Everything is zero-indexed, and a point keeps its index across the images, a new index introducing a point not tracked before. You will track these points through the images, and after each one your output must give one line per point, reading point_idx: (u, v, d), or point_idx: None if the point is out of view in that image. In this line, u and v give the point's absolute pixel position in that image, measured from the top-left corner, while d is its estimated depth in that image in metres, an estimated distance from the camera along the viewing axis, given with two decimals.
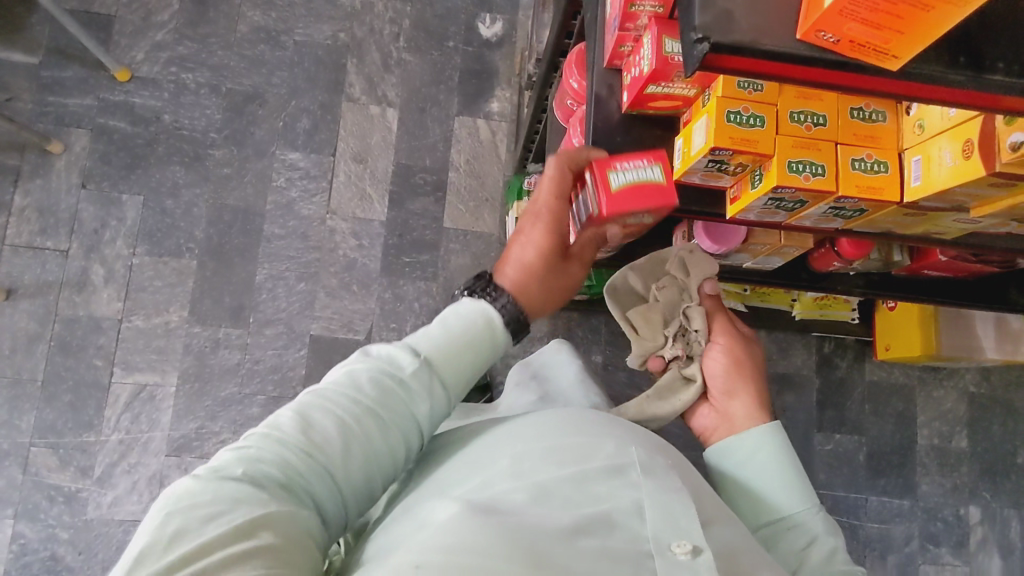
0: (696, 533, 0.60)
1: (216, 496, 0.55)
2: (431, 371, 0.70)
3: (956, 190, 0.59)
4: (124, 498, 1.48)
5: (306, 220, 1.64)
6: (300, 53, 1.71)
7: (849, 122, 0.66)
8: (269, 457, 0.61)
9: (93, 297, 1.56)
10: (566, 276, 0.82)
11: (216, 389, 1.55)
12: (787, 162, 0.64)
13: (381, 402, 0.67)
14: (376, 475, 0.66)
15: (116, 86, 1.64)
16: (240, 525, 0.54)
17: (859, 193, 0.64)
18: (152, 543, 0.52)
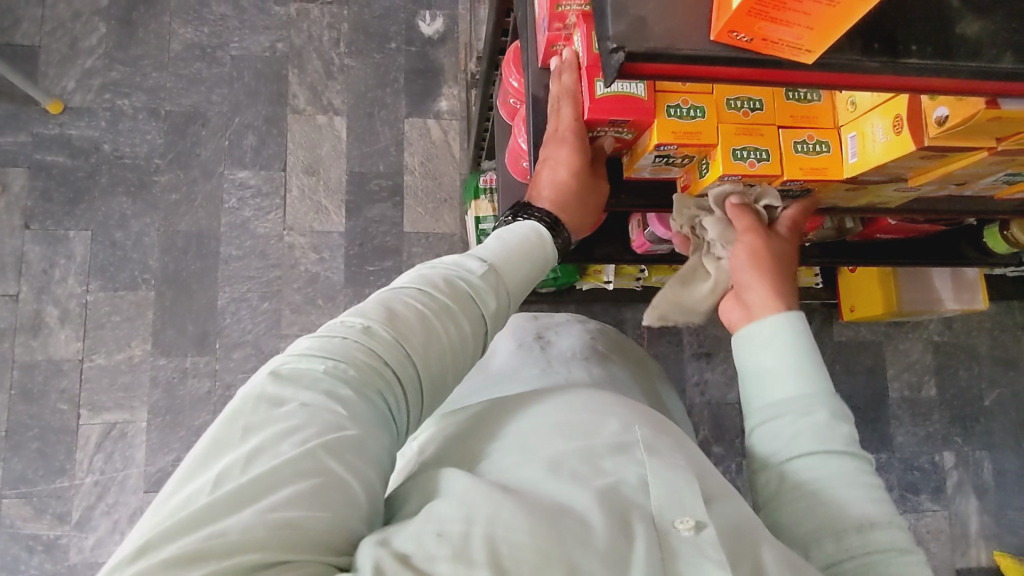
0: (698, 506, 0.53)
1: (294, 409, 0.49)
2: (498, 282, 0.66)
3: (893, 164, 0.60)
4: (106, 539, 1.45)
5: (263, 238, 1.61)
6: (238, 68, 1.67)
7: (785, 104, 0.66)
8: (354, 355, 0.55)
9: (50, 340, 1.52)
10: (599, 186, 0.78)
11: (189, 419, 1.52)
12: (731, 150, 0.64)
13: (461, 307, 0.62)
14: (449, 374, 0.61)
15: (50, 119, 1.58)
16: (317, 446, 0.47)
17: (802, 174, 0.64)
18: (230, 464, 0.46)
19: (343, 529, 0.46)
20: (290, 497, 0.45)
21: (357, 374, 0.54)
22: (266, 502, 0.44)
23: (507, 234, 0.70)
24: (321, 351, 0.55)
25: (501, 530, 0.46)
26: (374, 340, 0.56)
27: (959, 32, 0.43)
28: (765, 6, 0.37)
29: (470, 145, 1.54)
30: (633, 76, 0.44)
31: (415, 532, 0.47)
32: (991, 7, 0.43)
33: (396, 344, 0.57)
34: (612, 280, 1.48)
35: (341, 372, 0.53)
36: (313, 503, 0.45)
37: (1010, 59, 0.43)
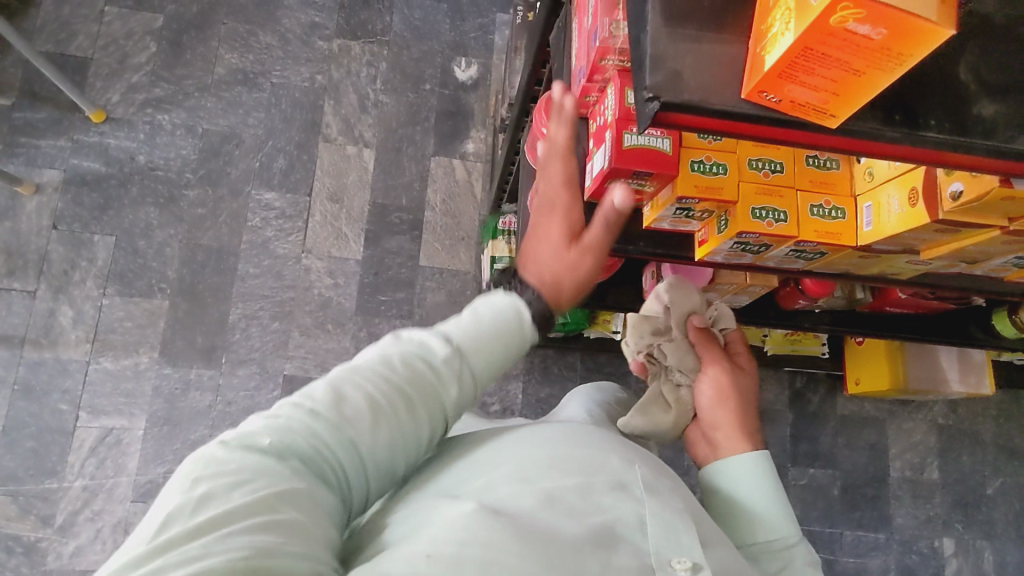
0: (697, 551, 0.54)
1: (241, 467, 0.47)
2: (462, 361, 0.60)
3: (906, 235, 0.62)
4: (86, 547, 1.43)
5: (280, 259, 1.64)
6: (276, 95, 1.73)
7: (804, 169, 0.68)
8: (298, 432, 0.51)
9: (60, 339, 1.53)
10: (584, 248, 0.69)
11: (186, 432, 1.51)
12: (750, 209, 0.66)
13: (418, 386, 0.57)
14: (402, 453, 0.56)
15: (91, 128, 1.64)
16: (271, 498, 0.46)
17: (817, 237, 0.66)
18: (177, 510, 0.44)
19: None
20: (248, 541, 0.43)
21: (306, 447, 0.50)
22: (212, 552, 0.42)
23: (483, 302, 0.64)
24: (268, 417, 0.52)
25: (496, 561, 0.47)
26: (325, 412, 0.52)
27: (976, 112, 0.45)
28: (792, 70, 0.39)
29: (492, 187, 1.58)
30: (665, 125, 0.47)
31: (406, 553, 0.47)
32: (1007, 91, 0.46)
33: (348, 415, 0.53)
34: (621, 331, 1.50)
35: (286, 446, 0.50)
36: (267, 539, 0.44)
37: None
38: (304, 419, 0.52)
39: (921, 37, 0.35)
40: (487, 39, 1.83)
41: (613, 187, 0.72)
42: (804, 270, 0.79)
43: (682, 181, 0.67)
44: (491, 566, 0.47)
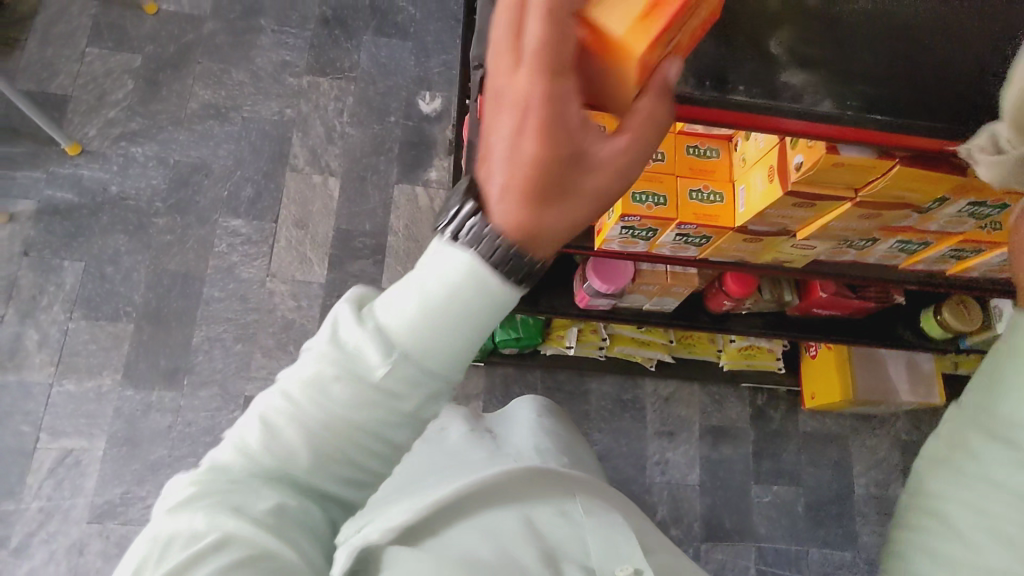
0: (637, 558, 0.66)
1: (186, 537, 0.48)
2: (412, 368, 0.49)
3: (770, 212, 0.66)
4: (39, 569, 1.45)
5: (245, 282, 1.68)
6: (247, 128, 1.81)
7: (684, 158, 0.73)
8: (236, 492, 0.50)
9: (24, 362, 1.57)
10: (607, 191, 0.48)
11: (146, 452, 1.54)
12: (630, 193, 0.71)
13: (358, 407, 0.49)
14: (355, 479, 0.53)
15: (66, 159, 1.71)
16: (216, 539, 0.48)
17: (695, 219, 0.71)
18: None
19: None
20: None
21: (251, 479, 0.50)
22: None
23: (454, 276, 0.47)
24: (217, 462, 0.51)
25: None
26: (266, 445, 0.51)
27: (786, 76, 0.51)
28: (605, 55, 0.48)
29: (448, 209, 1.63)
30: None
31: None
32: (813, 62, 0.51)
33: (300, 438, 0.50)
34: (573, 346, 1.55)
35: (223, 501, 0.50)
36: None
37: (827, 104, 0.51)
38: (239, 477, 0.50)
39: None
40: (451, 74, 1.92)
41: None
42: (701, 259, 0.83)
43: None
44: None
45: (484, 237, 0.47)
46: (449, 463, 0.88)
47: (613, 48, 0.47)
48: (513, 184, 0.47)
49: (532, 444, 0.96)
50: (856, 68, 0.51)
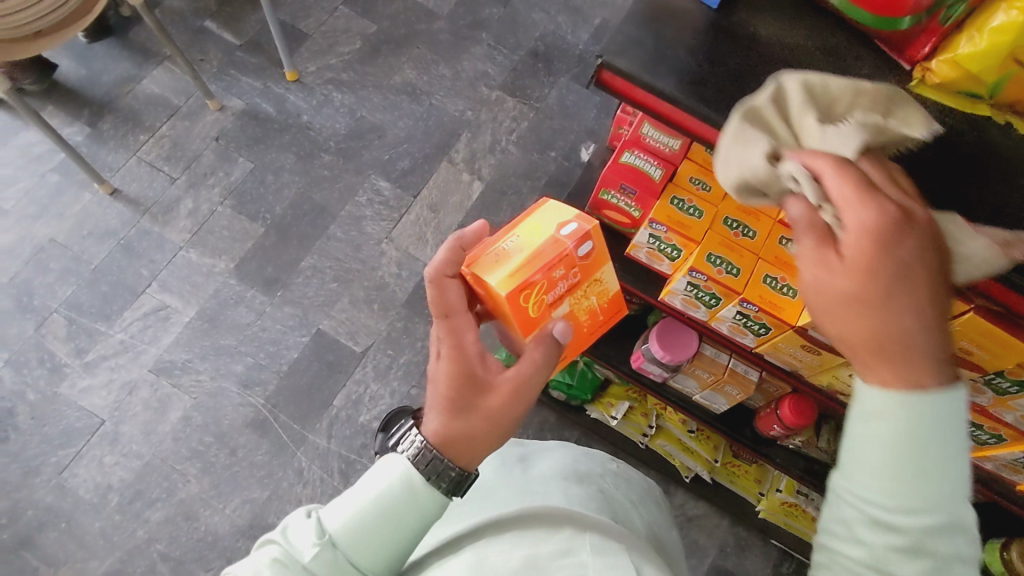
0: None
1: None
2: (341, 552, 0.65)
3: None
4: (95, 389, 1.65)
5: (366, 236, 1.83)
6: (429, 112, 1.97)
7: (775, 245, 0.76)
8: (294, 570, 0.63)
9: (172, 221, 1.81)
10: (497, 416, 0.72)
11: (220, 336, 1.71)
12: (706, 252, 0.76)
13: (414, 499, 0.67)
14: (398, 550, 0.67)
15: (282, 82, 1.98)
16: None
17: (759, 301, 0.73)
18: None
19: None
20: None
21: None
22: None
23: (384, 485, 0.67)
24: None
25: None
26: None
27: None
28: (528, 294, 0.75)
29: None
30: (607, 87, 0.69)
31: None
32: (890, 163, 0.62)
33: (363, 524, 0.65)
34: (617, 419, 1.51)
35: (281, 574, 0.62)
36: None
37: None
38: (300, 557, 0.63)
39: (607, 292, 0.85)
40: None
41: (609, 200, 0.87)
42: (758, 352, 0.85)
43: (659, 205, 0.80)
44: None
45: (419, 457, 0.68)
46: (476, 507, 0.92)
47: (519, 317, 0.75)
48: (444, 395, 0.73)
49: (561, 485, 0.94)
50: (944, 193, 0.61)
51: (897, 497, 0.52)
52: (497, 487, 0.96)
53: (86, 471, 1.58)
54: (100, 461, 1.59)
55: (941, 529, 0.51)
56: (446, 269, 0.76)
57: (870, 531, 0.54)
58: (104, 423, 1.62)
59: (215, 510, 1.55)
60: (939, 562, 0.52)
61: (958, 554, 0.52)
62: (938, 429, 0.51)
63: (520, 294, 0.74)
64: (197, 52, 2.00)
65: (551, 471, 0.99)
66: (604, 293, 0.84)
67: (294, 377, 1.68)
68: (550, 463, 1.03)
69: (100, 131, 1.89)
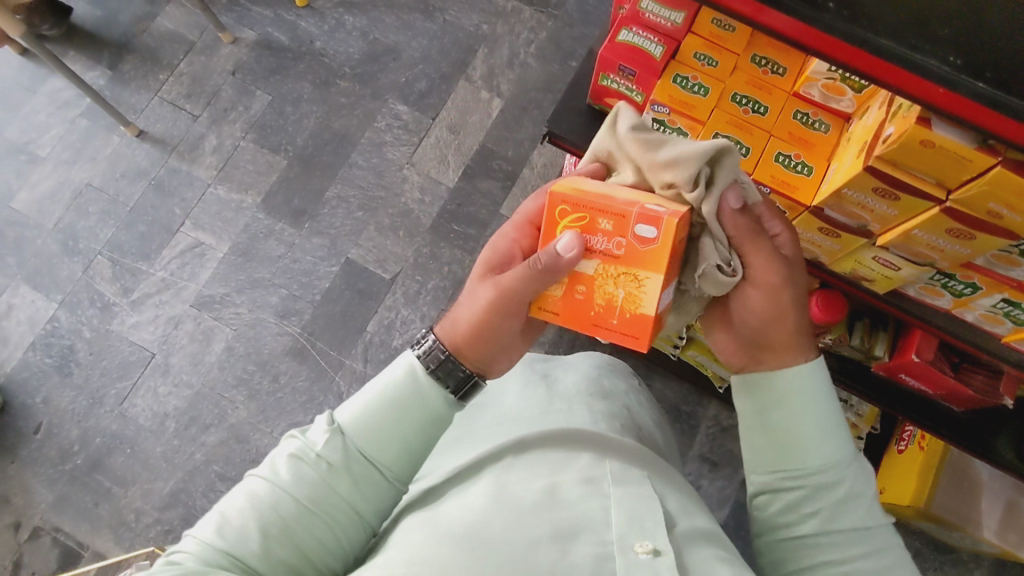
0: (659, 536, 0.65)
1: (273, 485, 0.65)
2: (354, 446, 0.67)
3: (849, 193, 0.65)
4: (143, 324, 1.73)
5: (388, 162, 1.81)
6: (444, 29, 1.89)
7: (787, 121, 0.74)
8: (308, 463, 0.66)
9: (198, 159, 1.83)
10: (485, 321, 0.71)
11: (253, 269, 1.75)
12: (713, 133, 0.74)
13: (419, 396, 0.69)
14: (409, 451, 0.69)
15: (293, 9, 1.93)
16: (280, 485, 0.65)
17: (770, 181, 0.72)
18: (221, 530, 0.63)
19: (309, 562, 0.64)
20: (253, 533, 0.63)
21: (272, 496, 0.64)
22: (250, 547, 0.62)
23: (390, 381, 0.69)
24: (249, 483, 0.66)
25: (447, 563, 0.61)
26: (282, 476, 0.66)
27: (895, 11, 0.48)
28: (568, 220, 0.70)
29: None
30: None
31: (391, 560, 0.64)
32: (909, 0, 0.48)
33: (370, 420, 0.68)
34: None
35: (298, 463, 0.66)
36: (281, 535, 0.63)
37: (926, 55, 0.47)
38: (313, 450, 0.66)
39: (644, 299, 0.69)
40: None
41: (609, 87, 0.83)
42: None
43: (663, 88, 0.76)
44: (444, 565, 0.61)
45: (426, 358, 0.70)
46: (496, 425, 0.89)
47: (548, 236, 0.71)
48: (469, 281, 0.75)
49: (586, 400, 0.91)
50: (979, 28, 0.48)
51: (825, 450, 0.70)
52: (519, 406, 0.91)
53: (144, 400, 1.67)
54: (155, 391, 1.68)
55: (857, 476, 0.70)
56: (548, 185, 0.76)
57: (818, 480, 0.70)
58: (155, 356, 1.70)
59: (264, 433, 1.63)
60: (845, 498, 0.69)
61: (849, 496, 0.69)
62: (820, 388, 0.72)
63: (560, 206, 0.70)
64: None
65: (572, 385, 0.96)
66: (636, 306, 0.69)
67: (328, 306, 1.71)
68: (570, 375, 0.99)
69: (122, 73, 1.90)
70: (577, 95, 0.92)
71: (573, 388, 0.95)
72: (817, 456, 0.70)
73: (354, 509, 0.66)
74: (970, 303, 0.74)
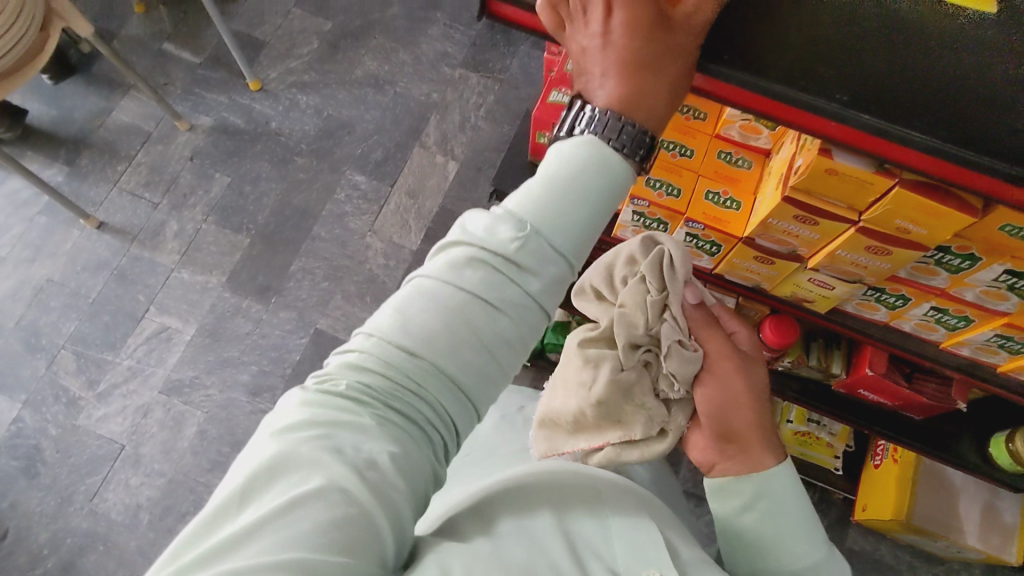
0: (665, 563, 0.65)
1: (441, 307, 0.53)
2: (543, 243, 0.55)
3: (774, 222, 0.69)
4: (111, 416, 1.69)
5: (350, 231, 1.84)
6: (395, 100, 1.97)
7: (712, 161, 0.79)
8: (484, 269, 0.54)
9: (160, 245, 1.84)
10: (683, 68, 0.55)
11: (222, 349, 1.74)
12: (646, 178, 0.79)
13: (605, 176, 0.55)
14: (581, 239, 0.56)
15: (247, 93, 1.99)
16: (448, 302, 0.54)
17: (703, 218, 0.77)
18: (388, 356, 0.53)
19: (467, 398, 0.55)
20: (433, 351, 0.53)
21: (437, 323, 0.53)
22: (428, 376, 0.53)
23: (560, 167, 0.55)
24: (412, 287, 0.55)
25: None
26: (458, 283, 0.54)
27: (784, 58, 0.54)
28: None
29: None
30: (497, 18, 0.64)
31: None
32: (793, 49, 0.54)
33: (552, 209, 0.55)
34: None
35: (469, 270, 0.54)
36: (455, 355, 0.53)
37: (815, 94, 0.53)
38: (491, 242, 0.54)
39: None
40: None
41: (544, 143, 0.88)
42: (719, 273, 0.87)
43: None
44: None
45: (602, 133, 0.55)
46: (474, 474, 0.85)
47: None
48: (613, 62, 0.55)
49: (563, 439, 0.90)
50: (858, 66, 0.53)
51: (808, 547, 0.72)
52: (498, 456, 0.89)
53: (114, 495, 1.62)
54: (126, 484, 1.63)
55: (834, 557, 0.74)
56: None
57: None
58: (124, 447, 1.66)
59: None
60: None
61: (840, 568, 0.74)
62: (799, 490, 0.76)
63: None
64: (160, 76, 2.01)
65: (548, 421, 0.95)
66: None
67: (299, 378, 1.71)
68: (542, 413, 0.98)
69: (80, 168, 1.92)
70: (518, 153, 0.97)
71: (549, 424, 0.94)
72: (798, 554, 0.72)
73: (531, 314, 0.56)
74: (905, 313, 0.78)
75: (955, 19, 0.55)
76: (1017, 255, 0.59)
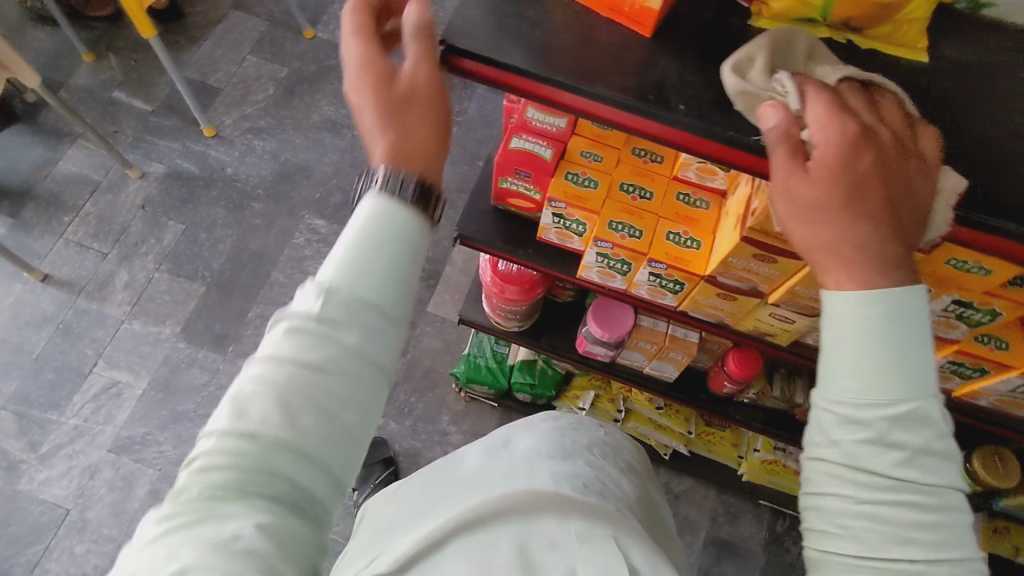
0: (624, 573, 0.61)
1: (259, 391, 0.52)
2: (354, 297, 0.53)
3: (734, 261, 0.72)
4: (55, 480, 1.59)
5: (309, 276, 1.81)
6: (353, 144, 1.97)
7: (672, 203, 0.80)
8: (298, 348, 0.52)
9: (109, 296, 1.78)
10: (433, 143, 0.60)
11: (176, 402, 1.67)
12: (608, 221, 0.80)
13: (403, 230, 0.56)
14: (405, 293, 0.56)
15: (201, 139, 1.96)
16: (269, 378, 0.52)
17: (665, 258, 0.78)
18: (224, 430, 0.50)
19: (322, 470, 0.52)
20: (256, 430, 0.50)
21: (270, 404, 0.51)
22: (259, 456, 0.50)
23: (371, 220, 0.55)
24: (249, 370, 0.53)
25: None
26: (279, 360, 0.53)
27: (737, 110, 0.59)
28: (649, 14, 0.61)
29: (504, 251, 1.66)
30: (461, 74, 0.65)
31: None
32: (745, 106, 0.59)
33: (360, 264, 0.54)
34: (585, 410, 1.52)
35: (284, 348, 0.53)
36: (286, 431, 0.50)
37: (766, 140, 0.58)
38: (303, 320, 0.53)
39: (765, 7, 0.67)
40: None
41: (509, 188, 0.89)
42: (682, 310, 0.89)
43: (555, 185, 0.81)
44: None
45: (386, 187, 0.56)
46: (453, 493, 0.80)
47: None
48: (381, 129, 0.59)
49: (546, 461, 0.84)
50: None
51: (862, 386, 0.51)
52: (478, 472, 0.83)
53: (59, 564, 1.52)
54: (71, 551, 1.53)
55: (920, 415, 0.51)
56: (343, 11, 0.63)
57: (848, 429, 0.52)
58: (70, 512, 1.56)
59: None
60: (912, 453, 0.51)
61: (929, 443, 0.51)
62: (899, 339, 0.51)
63: None
64: (109, 125, 1.97)
65: (532, 442, 0.89)
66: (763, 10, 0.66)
67: None
68: (530, 435, 0.92)
69: (23, 220, 1.85)
70: (481, 198, 0.97)
71: (533, 444, 0.89)
72: (839, 390, 0.52)
73: (369, 368, 0.54)
74: None
75: (888, 76, 0.60)
76: (963, 285, 0.64)
